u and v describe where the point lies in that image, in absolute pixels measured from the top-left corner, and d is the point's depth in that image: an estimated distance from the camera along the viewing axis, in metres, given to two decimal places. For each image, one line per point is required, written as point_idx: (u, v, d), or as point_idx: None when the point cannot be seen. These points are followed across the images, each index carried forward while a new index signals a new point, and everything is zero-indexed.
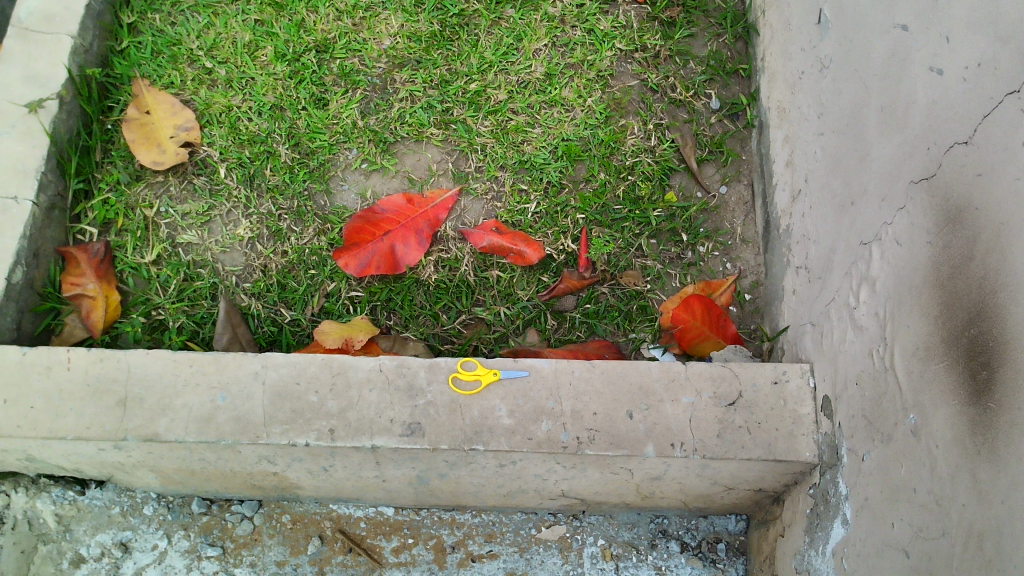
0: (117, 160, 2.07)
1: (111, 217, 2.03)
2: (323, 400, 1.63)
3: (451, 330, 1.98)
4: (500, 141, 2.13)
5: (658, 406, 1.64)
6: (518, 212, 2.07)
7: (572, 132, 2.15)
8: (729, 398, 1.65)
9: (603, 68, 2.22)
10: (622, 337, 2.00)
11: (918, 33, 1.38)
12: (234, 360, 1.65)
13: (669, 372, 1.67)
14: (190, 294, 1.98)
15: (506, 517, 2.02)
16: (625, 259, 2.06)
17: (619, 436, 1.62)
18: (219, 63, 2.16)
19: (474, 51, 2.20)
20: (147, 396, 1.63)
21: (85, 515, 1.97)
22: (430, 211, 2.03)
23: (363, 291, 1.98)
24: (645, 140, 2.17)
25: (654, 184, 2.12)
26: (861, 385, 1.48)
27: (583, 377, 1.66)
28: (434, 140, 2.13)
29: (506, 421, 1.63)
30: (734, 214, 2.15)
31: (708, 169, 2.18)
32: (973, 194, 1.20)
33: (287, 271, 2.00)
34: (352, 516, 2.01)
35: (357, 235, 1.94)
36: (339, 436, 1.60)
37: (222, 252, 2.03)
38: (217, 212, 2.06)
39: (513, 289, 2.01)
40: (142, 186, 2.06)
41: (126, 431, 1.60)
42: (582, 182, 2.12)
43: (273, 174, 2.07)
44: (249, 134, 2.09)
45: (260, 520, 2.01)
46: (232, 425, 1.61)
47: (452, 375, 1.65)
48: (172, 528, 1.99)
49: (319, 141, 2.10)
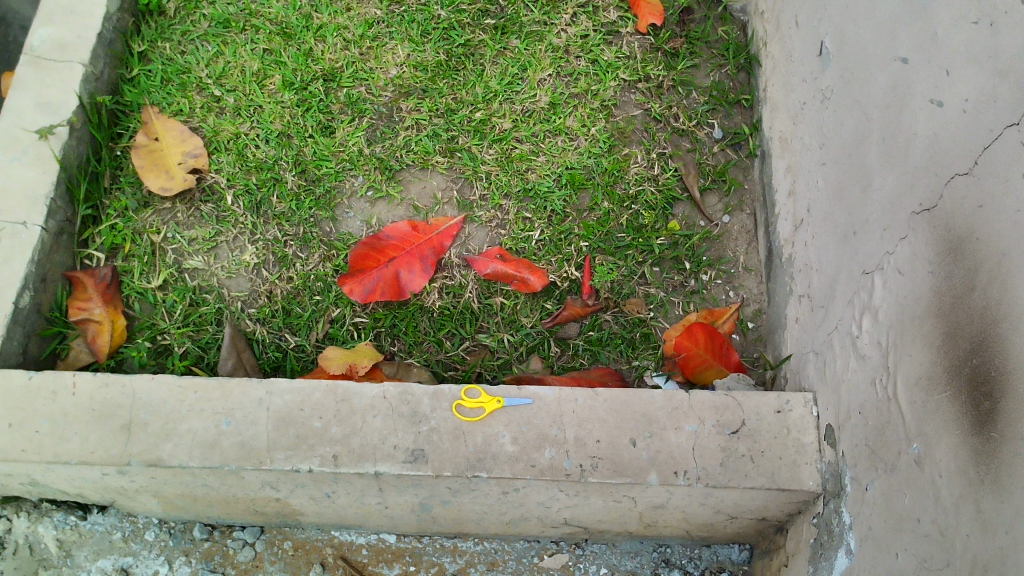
0: (126, 187, 2.08)
1: (119, 242, 2.03)
2: (327, 426, 1.63)
3: (455, 357, 1.98)
4: (504, 169, 2.14)
5: (661, 433, 1.65)
6: (522, 240, 2.09)
7: (575, 160, 2.17)
8: (732, 426, 1.65)
9: (606, 98, 2.25)
10: (625, 364, 2.01)
11: (919, 66, 1.40)
12: (238, 385, 1.66)
13: (673, 400, 1.67)
14: (196, 320, 1.98)
15: (509, 545, 2.02)
16: (629, 287, 2.07)
17: (623, 464, 1.62)
18: (228, 91, 2.18)
19: (479, 80, 2.23)
20: (152, 421, 1.63)
21: (86, 540, 1.98)
22: (435, 238, 2.04)
23: (368, 317, 1.99)
24: (648, 169, 2.19)
25: (657, 213, 2.14)
26: (864, 414, 1.48)
27: (587, 405, 1.66)
28: (439, 168, 2.14)
29: (510, 448, 1.63)
30: (737, 242, 2.16)
31: (711, 198, 2.20)
32: (974, 224, 1.21)
33: (292, 297, 2.01)
34: (354, 543, 2.01)
35: (362, 261, 1.95)
36: (342, 462, 1.60)
37: (227, 278, 2.03)
38: (223, 239, 2.06)
39: (517, 316, 2.02)
40: (149, 212, 2.07)
41: (130, 456, 1.60)
42: (586, 210, 2.13)
43: (279, 202, 2.08)
44: (256, 161, 2.11)
45: (261, 546, 2.01)
46: (237, 450, 1.61)
47: (456, 403, 1.66)
48: (174, 554, 1.99)
49: (325, 168, 2.11)
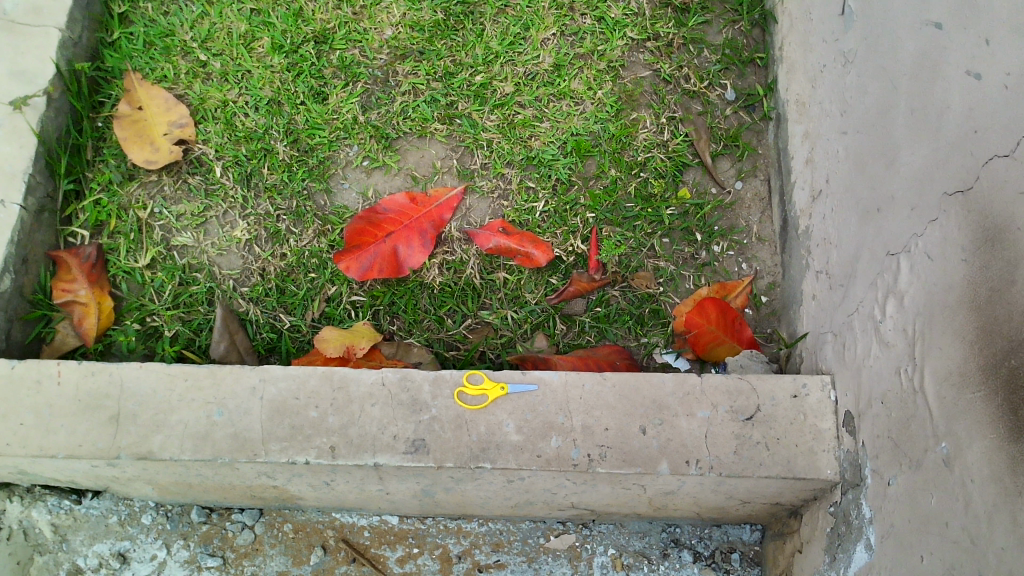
0: (109, 159, 1.95)
1: (104, 218, 1.91)
2: (323, 415, 1.57)
3: (456, 336, 1.91)
4: (507, 136, 2.03)
5: (672, 420, 1.59)
6: (526, 211, 1.99)
7: (581, 126, 2.06)
8: (746, 412, 1.60)
9: (614, 58, 2.13)
10: (634, 342, 1.95)
11: (956, 33, 1.29)
12: (231, 373, 1.59)
13: (683, 385, 1.61)
14: (187, 300, 1.87)
15: (514, 525, 1.99)
16: (637, 260, 1.99)
17: (632, 453, 1.57)
18: (214, 55, 2.04)
19: (479, 41, 2.09)
20: (140, 412, 1.55)
21: (82, 524, 1.95)
22: (434, 211, 1.95)
23: (365, 295, 1.89)
24: (657, 134, 2.08)
25: (667, 181, 2.05)
26: (886, 404, 1.41)
27: (594, 391, 1.60)
28: (438, 136, 2.03)
29: (515, 437, 1.57)
30: (750, 211, 2.08)
31: (723, 164, 2.11)
32: (1014, 212, 1.12)
33: (286, 274, 1.90)
34: (355, 525, 2.00)
35: (358, 237, 1.86)
36: (340, 453, 1.54)
37: (218, 255, 1.92)
38: (213, 214, 1.94)
39: (520, 292, 1.94)
40: (135, 185, 1.94)
41: (119, 449, 1.53)
42: (592, 178, 2.03)
43: (271, 173, 1.96)
44: (246, 131, 1.98)
45: (261, 529, 1.99)
46: (230, 442, 1.54)
47: (458, 389, 1.59)
48: (172, 538, 1.97)
49: (318, 137, 1.99)
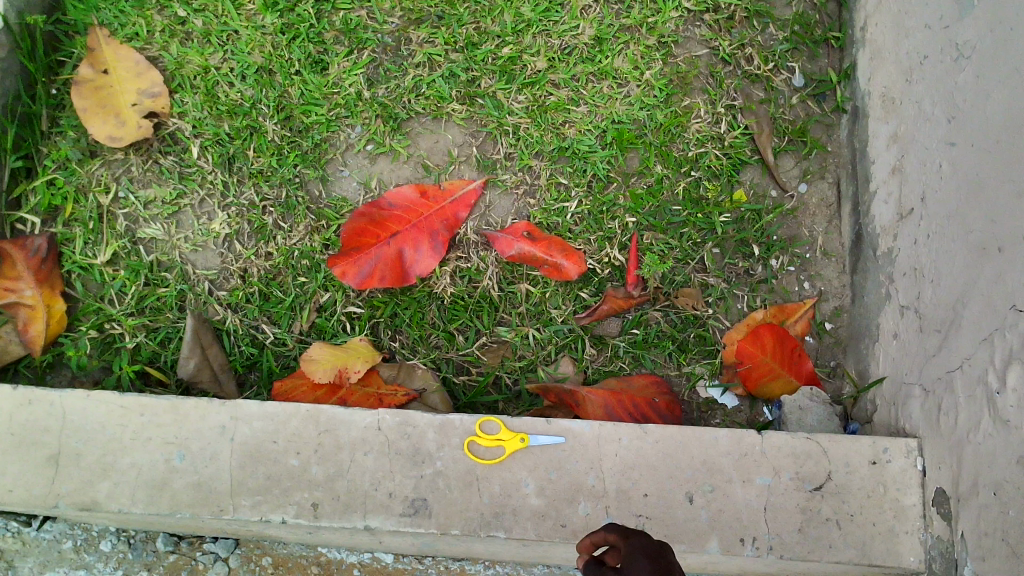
0: (67, 131, 1.66)
1: (58, 202, 1.63)
2: (305, 464, 1.31)
3: (468, 356, 1.64)
4: (536, 121, 1.73)
5: (725, 487, 1.33)
6: (555, 211, 1.70)
7: (624, 112, 1.75)
8: (814, 481, 1.34)
9: (666, 32, 1.79)
10: (674, 371, 1.67)
11: None
12: (196, 408, 1.32)
13: (740, 444, 1.35)
14: (153, 304, 1.60)
15: (525, 569, 1.74)
16: (683, 274, 1.70)
17: (676, 527, 1.31)
18: (195, 11, 1.73)
19: (508, 5, 1.76)
20: (85, 452, 1.30)
21: (32, 550, 1.71)
22: (449, 208, 1.66)
23: (364, 306, 1.62)
24: (713, 125, 1.77)
25: (722, 182, 1.74)
26: (1000, 498, 1.13)
27: (633, 447, 1.34)
28: (456, 118, 1.72)
29: (535, 501, 1.31)
30: (815, 219, 1.77)
31: (786, 162, 1.79)
32: None
33: (271, 277, 1.63)
34: (344, 562, 1.74)
35: (357, 238, 1.57)
36: (323, 513, 1.29)
37: (192, 251, 1.64)
38: (187, 201, 1.66)
39: (544, 308, 1.66)
40: (97, 163, 1.65)
41: (58, 498, 1.28)
42: (634, 175, 1.73)
43: (257, 156, 1.67)
44: (230, 104, 1.68)
45: (235, 562, 1.75)
46: (192, 494, 1.29)
47: (469, 438, 1.33)
48: (134, 568, 1.72)
49: (315, 115, 1.69)
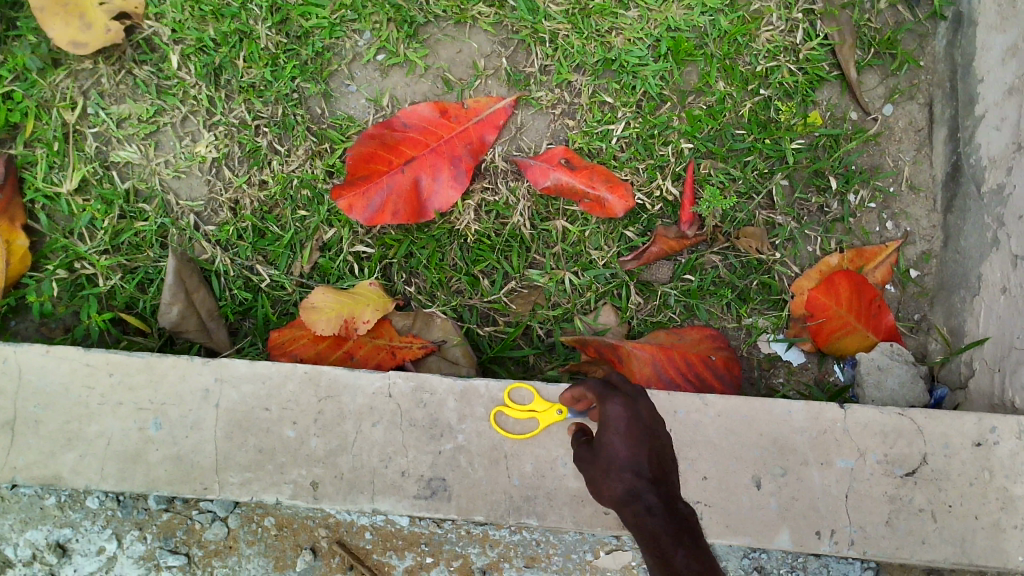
0: (26, 34, 1.42)
1: (17, 119, 1.41)
2: (302, 435, 1.15)
3: (494, 304, 1.42)
4: (577, 27, 1.46)
5: (799, 471, 1.15)
6: (599, 135, 1.45)
7: (681, 17, 1.47)
8: (906, 465, 1.15)
9: None
10: (732, 324, 1.44)
11: None
12: (173, 368, 1.17)
13: (819, 420, 1.16)
14: (131, 240, 1.40)
15: (555, 537, 1.52)
16: (745, 211, 1.45)
17: (739, 517, 1.14)
18: None
19: None
20: (49, 420, 1.16)
21: (11, 506, 1.51)
22: (473, 129, 1.41)
23: (374, 245, 1.40)
24: (785, 33, 1.48)
25: (795, 102, 1.47)
26: None
27: (690, 422, 1.16)
28: (483, 23, 1.46)
29: (572, 483, 1.13)
30: (902, 145, 1.50)
31: (870, 79, 1.50)
32: None
33: (267, 209, 1.41)
34: (354, 524, 1.52)
35: (366, 164, 1.34)
36: (324, 494, 1.14)
37: (175, 178, 1.43)
38: (167, 119, 1.43)
39: (583, 249, 1.43)
40: (61, 74, 1.42)
41: (18, 471, 1.15)
42: (691, 93, 1.47)
43: (248, 67, 1.42)
44: (215, 4, 1.42)
45: (235, 522, 1.53)
46: (168, 469, 1.15)
47: (497, 408, 1.15)
48: (124, 528, 1.52)
49: (316, 18, 1.43)
